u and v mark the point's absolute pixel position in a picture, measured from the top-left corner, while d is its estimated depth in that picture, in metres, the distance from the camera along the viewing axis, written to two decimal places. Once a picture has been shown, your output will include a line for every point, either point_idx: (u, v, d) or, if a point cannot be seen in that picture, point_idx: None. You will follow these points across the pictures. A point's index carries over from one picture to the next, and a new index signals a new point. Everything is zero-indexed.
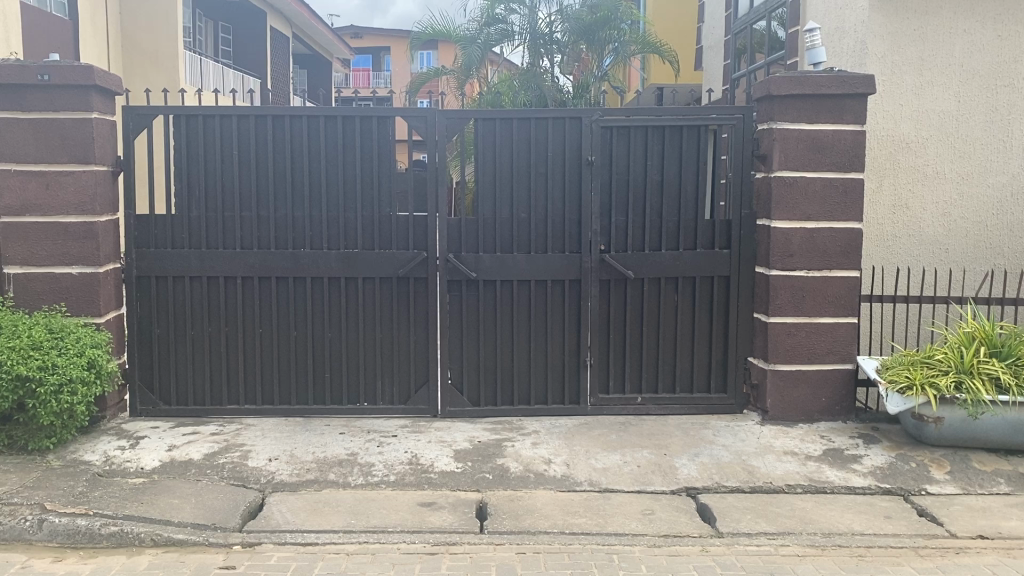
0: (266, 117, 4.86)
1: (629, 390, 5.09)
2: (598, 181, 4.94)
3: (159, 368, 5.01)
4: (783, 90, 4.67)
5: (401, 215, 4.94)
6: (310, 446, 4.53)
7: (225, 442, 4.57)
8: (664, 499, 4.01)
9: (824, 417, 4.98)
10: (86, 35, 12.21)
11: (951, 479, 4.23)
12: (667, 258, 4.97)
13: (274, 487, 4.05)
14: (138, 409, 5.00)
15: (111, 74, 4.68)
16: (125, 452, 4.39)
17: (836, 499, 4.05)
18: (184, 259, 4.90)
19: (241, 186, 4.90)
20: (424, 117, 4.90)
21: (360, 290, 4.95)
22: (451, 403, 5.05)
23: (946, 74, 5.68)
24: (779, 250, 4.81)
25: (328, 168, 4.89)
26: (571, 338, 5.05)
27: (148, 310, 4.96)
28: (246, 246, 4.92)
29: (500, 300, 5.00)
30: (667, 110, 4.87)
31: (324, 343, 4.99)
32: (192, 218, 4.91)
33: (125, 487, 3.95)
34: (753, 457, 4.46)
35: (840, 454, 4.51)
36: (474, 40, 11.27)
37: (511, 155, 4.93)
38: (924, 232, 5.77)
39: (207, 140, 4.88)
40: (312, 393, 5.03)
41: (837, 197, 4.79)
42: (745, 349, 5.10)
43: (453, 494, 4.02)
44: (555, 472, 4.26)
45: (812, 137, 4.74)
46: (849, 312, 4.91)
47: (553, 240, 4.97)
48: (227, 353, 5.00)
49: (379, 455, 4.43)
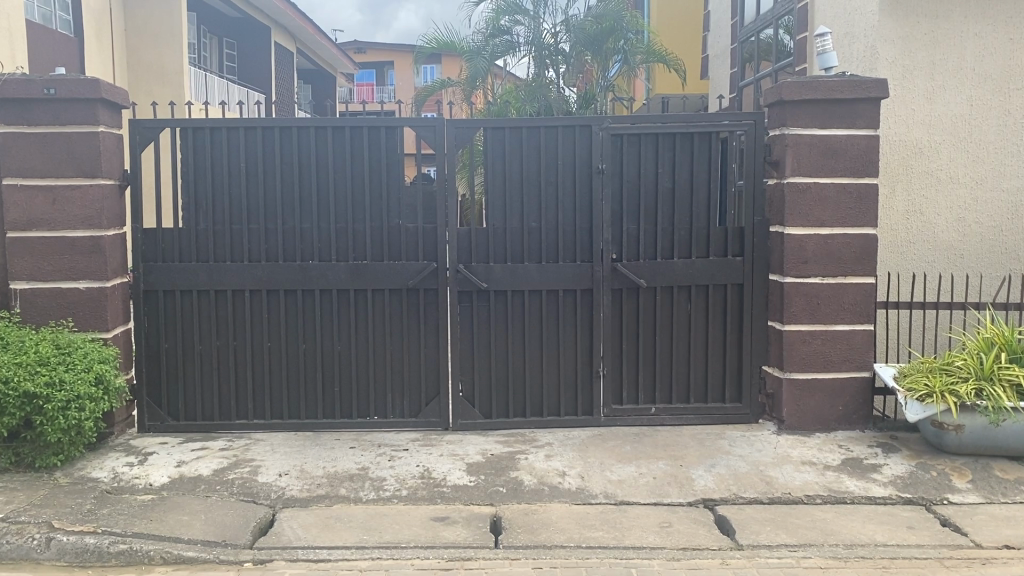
0: (273, 129, 4.83)
1: (643, 401, 5.02)
2: (609, 190, 4.89)
3: (167, 383, 4.96)
4: (796, 95, 4.62)
5: (410, 226, 4.88)
6: (321, 461, 4.47)
7: (234, 457, 4.51)
8: (681, 512, 3.93)
9: (841, 425, 4.90)
10: (91, 52, 12.26)
11: (973, 488, 4.14)
12: (679, 266, 4.91)
13: (285, 503, 3.99)
14: (146, 425, 4.94)
15: (117, 87, 4.66)
16: (134, 468, 4.33)
17: (856, 510, 3.97)
18: (192, 273, 4.86)
19: (249, 199, 4.87)
20: (432, 128, 4.86)
21: (370, 302, 4.90)
22: (462, 415, 4.99)
23: (958, 77, 5.63)
24: (793, 257, 4.76)
25: (336, 179, 4.86)
26: (584, 348, 4.99)
27: (157, 324, 4.91)
28: (254, 259, 4.88)
29: (512, 311, 4.95)
30: (677, 117, 4.82)
31: (334, 355, 4.95)
32: (199, 230, 4.87)
33: (134, 504, 3.90)
34: (771, 468, 4.38)
35: (859, 464, 4.43)
36: (479, 52, 11.33)
37: (520, 164, 4.89)
38: (939, 237, 5.70)
39: (214, 154, 4.85)
40: (322, 408, 4.97)
41: (852, 203, 4.74)
42: (760, 357, 5.03)
43: (467, 508, 3.95)
44: (570, 484, 4.18)
45: (825, 143, 4.70)
46: (865, 318, 4.84)
47: (564, 250, 4.92)
48: (236, 368, 4.95)
49: (391, 469, 4.36)
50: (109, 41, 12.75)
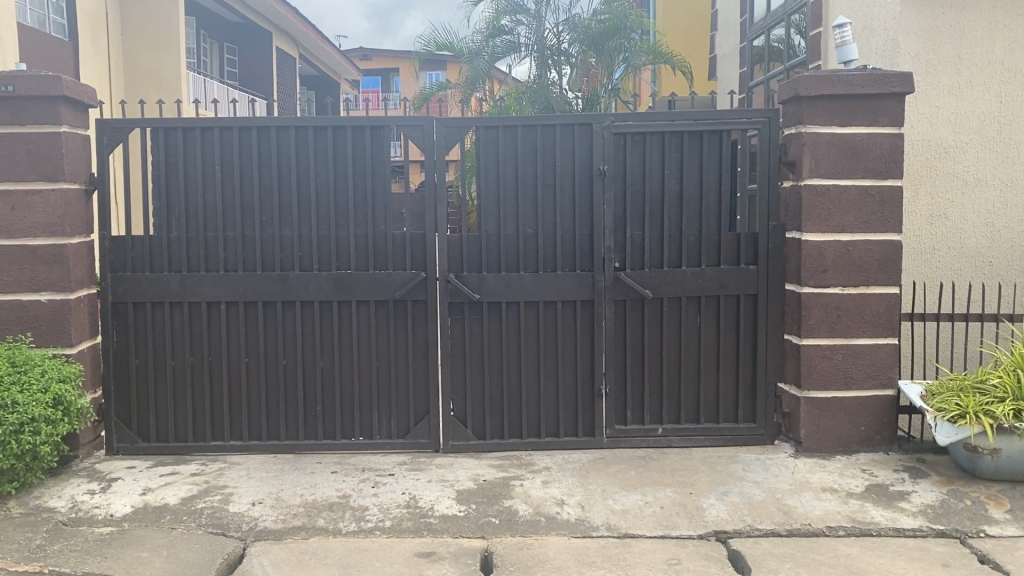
0: (250, 128, 4.50)
1: (649, 421, 4.67)
2: (611, 193, 4.54)
3: (137, 402, 4.63)
4: (814, 90, 4.27)
5: (398, 233, 4.54)
6: (299, 488, 4.12)
7: (205, 484, 4.17)
8: (691, 546, 3.57)
9: (864, 448, 4.52)
10: (87, 58, 11.98)
11: (1012, 519, 3.75)
12: (688, 275, 4.56)
13: (256, 535, 3.64)
14: (115, 447, 4.61)
15: (81, 85, 4.35)
16: (95, 496, 3.98)
17: (884, 544, 3.60)
18: (164, 283, 4.53)
19: (225, 203, 4.54)
20: (421, 127, 4.52)
21: (355, 314, 4.56)
22: (454, 436, 4.62)
23: (986, 72, 5.26)
24: (812, 266, 4.40)
25: (318, 182, 4.53)
26: (584, 364, 4.64)
27: (126, 339, 4.59)
28: (230, 269, 4.54)
29: (507, 324, 4.60)
30: (684, 115, 4.47)
31: (316, 372, 4.61)
32: (172, 238, 4.55)
33: (90, 539, 3.56)
34: (788, 495, 4.01)
35: (885, 491, 4.06)
36: (479, 53, 10.96)
37: (515, 166, 4.55)
38: (966, 244, 5.33)
39: (187, 156, 4.53)
40: (303, 428, 4.63)
41: (874, 206, 4.38)
42: (775, 373, 4.66)
43: (455, 542, 3.59)
44: (568, 515, 3.82)
45: (845, 142, 4.35)
46: (888, 332, 4.48)
47: (563, 257, 4.56)
48: (211, 385, 4.62)
49: (375, 497, 4.01)
50: (105, 45, 12.48)
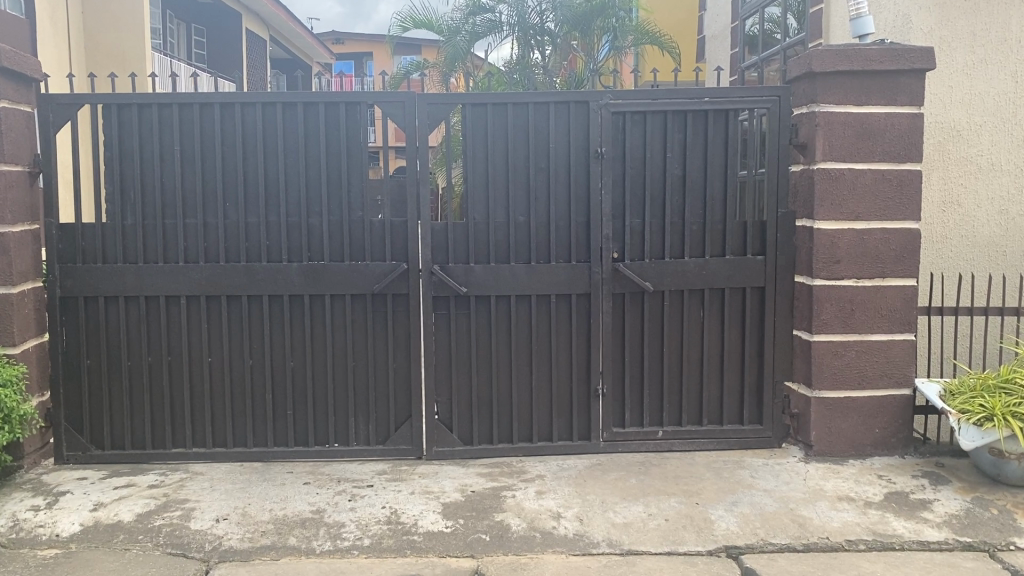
0: (212, 104, 4.08)
1: (648, 424, 4.34)
2: (610, 177, 4.19)
3: (90, 407, 4.23)
4: (829, 65, 3.93)
5: (378, 221, 4.16)
6: (268, 502, 3.74)
7: (164, 497, 3.78)
8: (702, 564, 3.24)
9: (878, 451, 4.23)
10: (46, 38, 11.32)
11: None
12: (692, 267, 4.23)
13: (220, 557, 3.25)
14: (65, 455, 4.20)
15: (22, 55, 3.92)
16: (39, 513, 3.58)
17: (910, 559, 3.29)
18: (118, 277, 4.12)
19: (185, 187, 4.13)
20: (403, 105, 4.13)
21: (329, 310, 4.18)
22: (438, 442, 4.26)
23: (1003, 49, 4.95)
24: (825, 256, 4.08)
25: (287, 165, 4.13)
26: (580, 363, 4.30)
27: (77, 337, 4.18)
28: (191, 259, 4.14)
29: (495, 320, 4.24)
30: (689, 92, 4.12)
31: (286, 373, 4.23)
32: (127, 226, 4.13)
33: (31, 565, 3.17)
34: (803, 505, 3.70)
35: (905, 499, 3.76)
36: (457, 30, 10.55)
37: (505, 148, 4.18)
38: (978, 233, 5.06)
39: (143, 134, 4.11)
40: (273, 434, 4.25)
41: (891, 192, 4.08)
42: (783, 372, 4.35)
43: (442, 562, 3.24)
44: (566, 530, 3.48)
45: (862, 123, 4.03)
46: (905, 327, 4.18)
47: (558, 247, 4.21)
48: (171, 387, 4.23)
49: (352, 512, 3.64)
50: (65, 24, 11.82)
